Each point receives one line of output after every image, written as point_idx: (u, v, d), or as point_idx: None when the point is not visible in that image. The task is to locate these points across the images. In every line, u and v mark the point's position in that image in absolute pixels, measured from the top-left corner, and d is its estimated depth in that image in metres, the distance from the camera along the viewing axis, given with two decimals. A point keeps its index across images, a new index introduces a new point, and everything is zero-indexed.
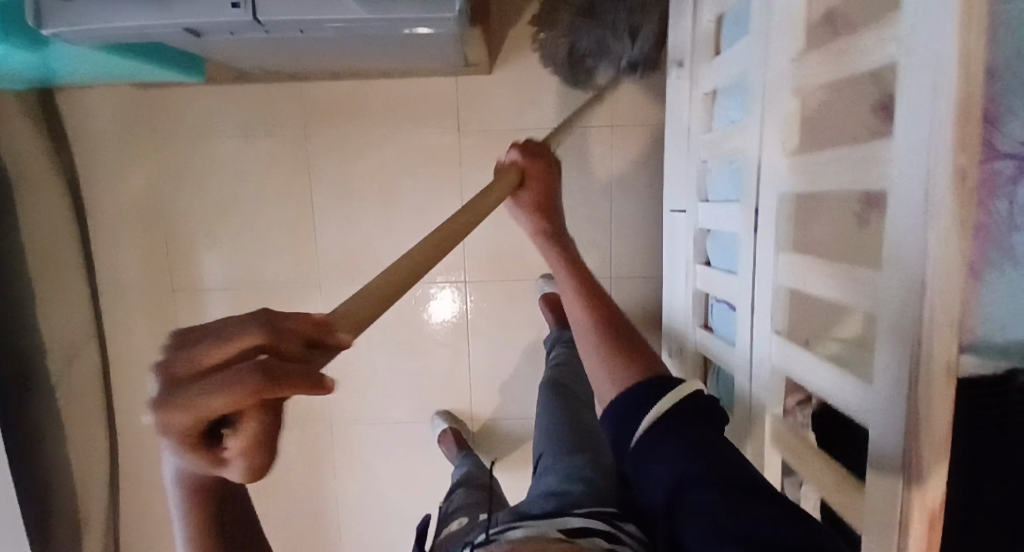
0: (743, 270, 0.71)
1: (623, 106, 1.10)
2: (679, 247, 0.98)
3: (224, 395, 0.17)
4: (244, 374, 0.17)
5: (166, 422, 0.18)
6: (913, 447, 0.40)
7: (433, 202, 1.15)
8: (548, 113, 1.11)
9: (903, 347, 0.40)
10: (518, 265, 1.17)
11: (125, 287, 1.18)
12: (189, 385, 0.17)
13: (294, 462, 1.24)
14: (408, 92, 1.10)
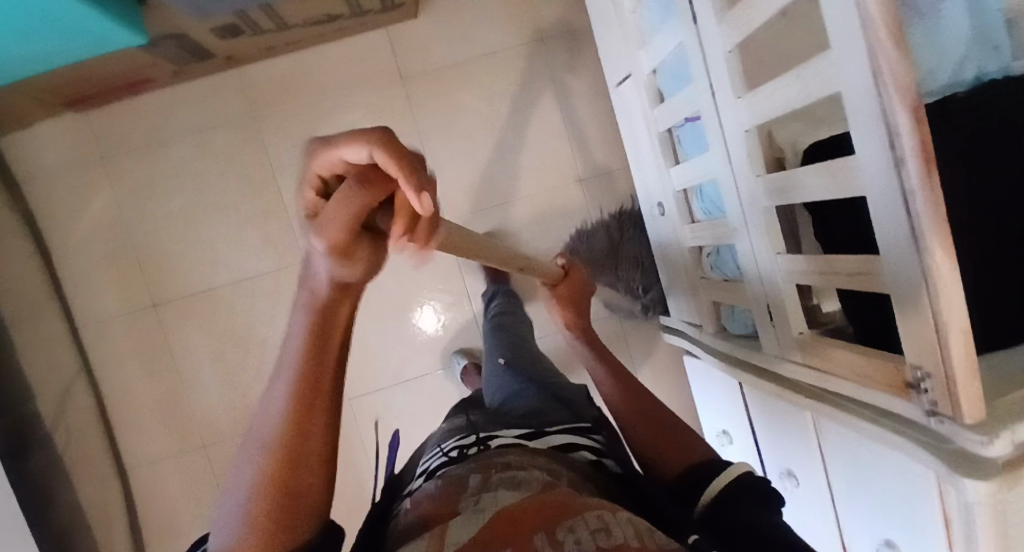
0: (698, 83, 0.71)
1: (549, 22, 1.17)
2: (634, 112, 0.98)
3: (352, 189, 0.19)
4: (369, 131, 0.17)
5: (300, 180, 0.21)
6: (896, 135, 0.42)
7: None
8: (481, 45, 1.16)
9: (855, 25, 0.42)
10: (492, 195, 1.21)
11: (109, 325, 1.15)
12: (325, 137, 0.19)
13: (329, 456, 1.24)
14: (348, 66, 1.14)
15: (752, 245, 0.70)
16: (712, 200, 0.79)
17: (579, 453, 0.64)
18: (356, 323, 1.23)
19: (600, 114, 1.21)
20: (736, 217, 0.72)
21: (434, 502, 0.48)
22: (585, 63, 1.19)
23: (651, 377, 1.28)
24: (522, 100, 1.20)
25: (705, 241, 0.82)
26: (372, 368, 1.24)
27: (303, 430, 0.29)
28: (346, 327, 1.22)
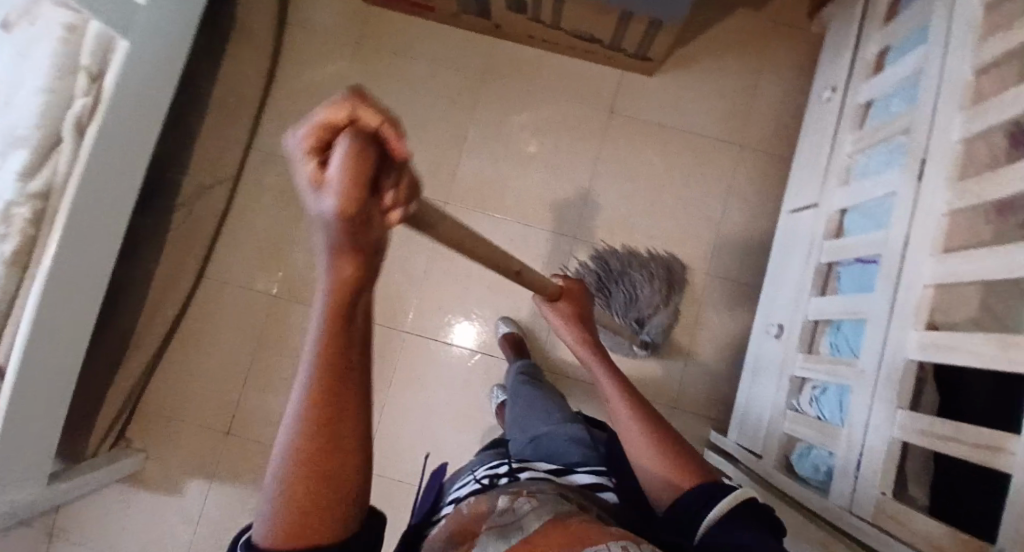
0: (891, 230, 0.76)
1: (756, 135, 1.28)
2: (799, 238, 1.03)
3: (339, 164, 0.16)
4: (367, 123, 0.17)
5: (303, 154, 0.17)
6: None
7: (566, 178, 1.29)
8: (689, 121, 1.29)
9: None
10: (626, 241, 1.28)
11: (275, 165, 1.30)
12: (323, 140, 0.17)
13: None
14: (572, 80, 1.30)
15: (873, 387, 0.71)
16: (853, 341, 0.80)
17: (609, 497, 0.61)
18: (452, 279, 1.29)
19: (758, 229, 1.26)
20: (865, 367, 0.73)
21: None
22: (763, 181, 1.27)
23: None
24: (696, 183, 1.28)
25: (822, 375, 0.82)
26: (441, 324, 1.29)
27: (339, 477, 0.25)
28: (441, 277, 1.29)
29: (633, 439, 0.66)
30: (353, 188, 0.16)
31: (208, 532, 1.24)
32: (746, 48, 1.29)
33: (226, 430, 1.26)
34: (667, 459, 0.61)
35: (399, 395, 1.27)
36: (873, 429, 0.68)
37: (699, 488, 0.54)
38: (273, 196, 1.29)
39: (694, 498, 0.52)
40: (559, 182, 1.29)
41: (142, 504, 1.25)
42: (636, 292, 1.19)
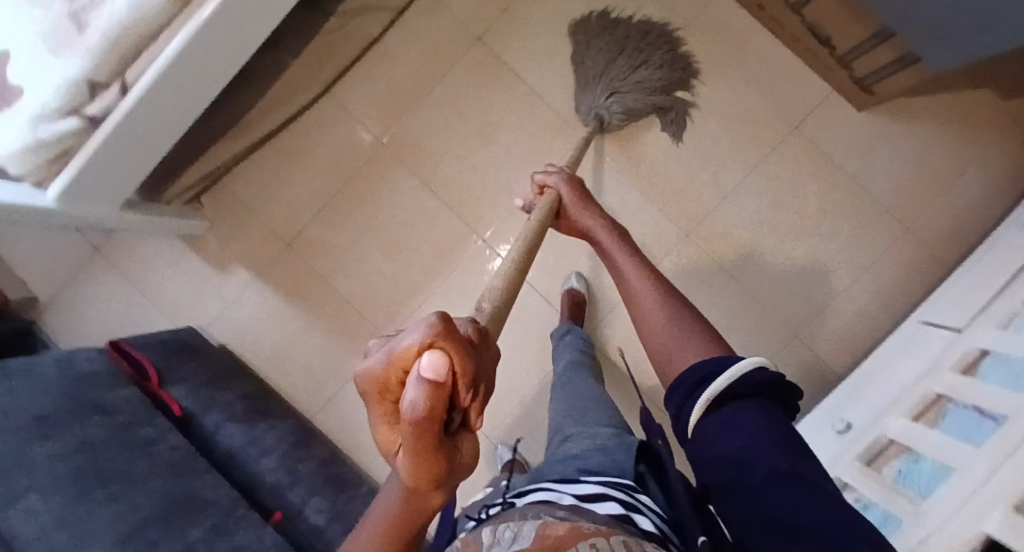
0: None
1: (928, 224, 1.14)
2: (917, 353, 0.95)
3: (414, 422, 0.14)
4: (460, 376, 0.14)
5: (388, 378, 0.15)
6: None
7: (708, 173, 1.19)
8: (865, 177, 1.15)
9: None
10: (732, 264, 1.19)
11: (436, 19, 1.23)
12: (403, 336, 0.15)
13: (426, 260, 1.27)
14: (769, 72, 1.16)
15: (920, 536, 0.68)
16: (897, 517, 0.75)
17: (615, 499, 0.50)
18: None
19: (871, 317, 1.16)
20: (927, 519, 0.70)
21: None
22: (905, 275, 1.14)
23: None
24: (836, 242, 1.16)
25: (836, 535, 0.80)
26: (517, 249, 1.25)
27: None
28: None
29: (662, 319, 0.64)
30: (428, 421, 0.14)
31: (236, 322, 1.32)
32: (971, 130, 1.11)
33: (288, 243, 1.30)
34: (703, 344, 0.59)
35: (450, 293, 1.27)
36: None
37: (701, 369, 0.53)
38: (420, 48, 1.24)
39: (705, 372, 0.53)
40: (698, 173, 1.19)
41: (191, 269, 1.32)
42: (619, 61, 1.13)
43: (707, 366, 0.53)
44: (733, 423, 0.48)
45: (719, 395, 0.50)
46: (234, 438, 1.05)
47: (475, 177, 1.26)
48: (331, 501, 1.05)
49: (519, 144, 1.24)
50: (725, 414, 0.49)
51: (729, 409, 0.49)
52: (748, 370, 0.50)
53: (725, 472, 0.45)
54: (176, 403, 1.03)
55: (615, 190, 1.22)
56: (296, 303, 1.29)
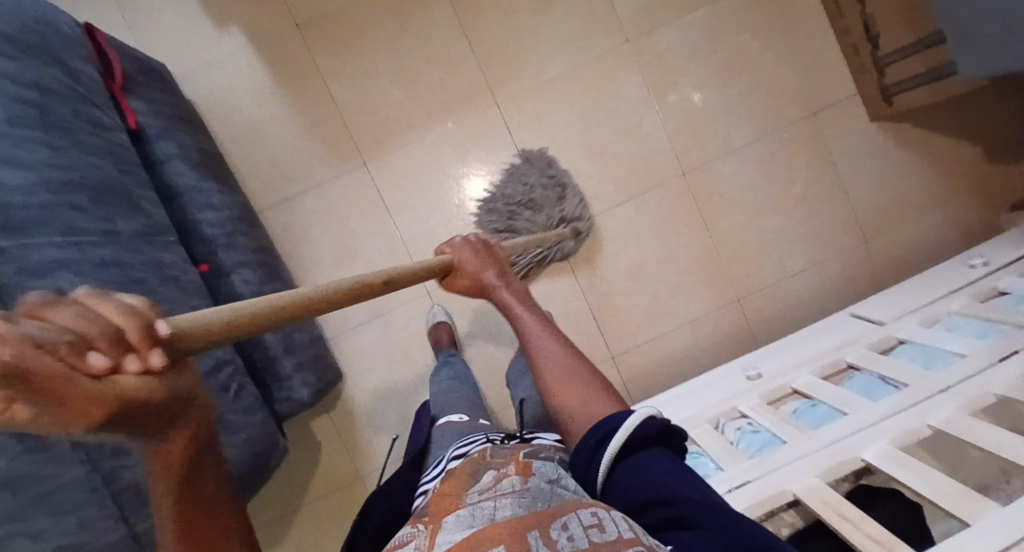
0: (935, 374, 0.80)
1: (885, 245, 1.25)
2: (839, 334, 1.06)
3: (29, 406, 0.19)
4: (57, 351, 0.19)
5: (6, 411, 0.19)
6: None
7: (723, 125, 1.23)
8: (851, 184, 1.24)
9: None
10: (712, 216, 1.25)
11: None
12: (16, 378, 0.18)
13: (437, 97, 1.23)
14: (810, 54, 1.21)
15: (801, 453, 0.77)
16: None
17: None
18: (566, 102, 1.24)
19: (807, 307, 1.26)
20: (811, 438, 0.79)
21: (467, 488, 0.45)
22: (849, 281, 1.25)
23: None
24: (806, 232, 1.25)
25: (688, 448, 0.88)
26: (526, 123, 1.24)
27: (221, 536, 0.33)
28: (559, 89, 1.24)
29: (568, 391, 0.61)
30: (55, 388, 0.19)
31: (214, 83, 1.22)
32: (948, 176, 1.23)
33: (298, 26, 1.21)
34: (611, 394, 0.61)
35: (446, 141, 1.24)
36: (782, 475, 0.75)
37: (603, 421, 0.54)
38: None
39: (602, 432, 0.53)
40: (715, 120, 1.23)
41: (184, 10, 1.21)
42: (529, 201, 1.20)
43: (603, 426, 0.53)
44: (645, 475, 0.49)
45: (628, 445, 0.51)
46: (186, 182, 0.97)
47: (510, 38, 1.23)
48: (259, 281, 1.01)
49: (564, 23, 1.22)
50: (640, 463, 0.50)
51: (645, 459, 0.50)
52: (644, 420, 0.52)
53: (647, 513, 0.46)
54: (133, 113, 0.93)
55: (637, 105, 1.24)
56: (287, 89, 1.22)
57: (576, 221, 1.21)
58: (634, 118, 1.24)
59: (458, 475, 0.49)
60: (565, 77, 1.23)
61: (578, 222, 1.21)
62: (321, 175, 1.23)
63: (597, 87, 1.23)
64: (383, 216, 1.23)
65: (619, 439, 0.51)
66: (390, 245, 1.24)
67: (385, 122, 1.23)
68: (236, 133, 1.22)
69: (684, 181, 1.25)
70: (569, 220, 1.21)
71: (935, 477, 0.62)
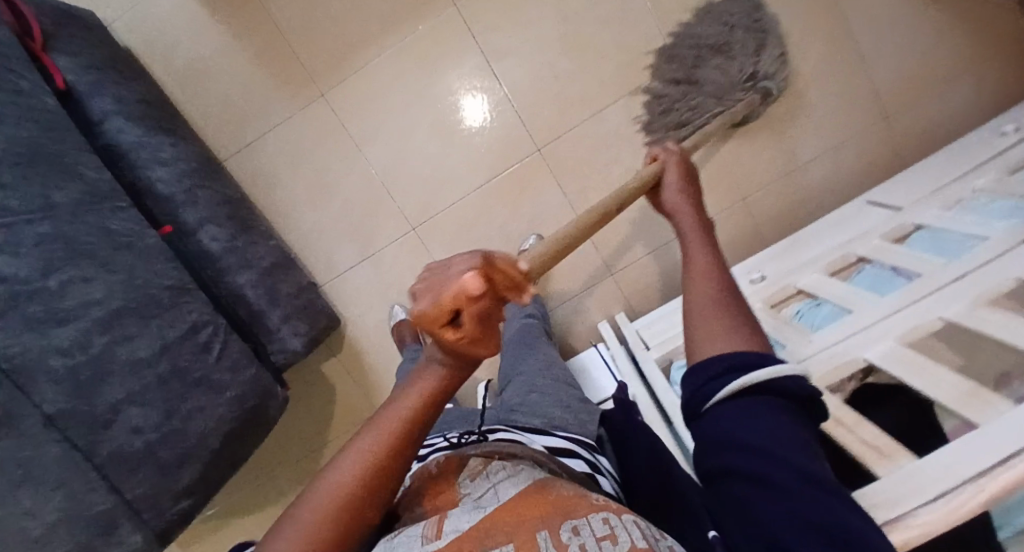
0: (954, 260, 0.72)
1: (908, 120, 1.12)
2: (853, 225, 0.98)
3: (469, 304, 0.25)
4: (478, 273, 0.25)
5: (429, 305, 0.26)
6: None
7: None
8: (872, 52, 1.08)
9: None
10: None
11: None
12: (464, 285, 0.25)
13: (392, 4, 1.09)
14: None
15: (796, 361, 0.74)
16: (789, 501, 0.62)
17: (580, 462, 0.54)
18: None
19: (819, 199, 1.17)
20: (811, 344, 0.74)
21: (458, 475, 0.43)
22: (868, 166, 1.14)
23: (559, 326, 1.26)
24: (820, 115, 1.12)
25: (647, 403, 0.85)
26: (495, 24, 1.09)
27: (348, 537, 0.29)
28: None
29: (697, 307, 0.46)
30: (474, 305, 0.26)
31: (146, 20, 1.10)
32: (984, 30, 1.07)
33: None
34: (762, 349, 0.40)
35: (409, 57, 1.11)
36: None
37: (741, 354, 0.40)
38: None
39: (727, 362, 0.40)
40: None
41: None
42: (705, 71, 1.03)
43: (721, 361, 0.40)
44: (749, 423, 0.37)
45: (746, 387, 0.38)
46: (132, 136, 0.90)
47: None
48: (231, 236, 0.96)
49: None
50: (745, 405, 0.38)
51: (750, 402, 0.38)
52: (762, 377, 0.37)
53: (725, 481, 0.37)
54: (58, 69, 0.85)
55: None
56: (227, 18, 1.10)
57: (767, 80, 1.03)
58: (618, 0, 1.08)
59: (455, 467, 0.45)
60: None
61: (767, 81, 1.03)
62: (282, 113, 1.14)
63: None
64: (354, 148, 1.15)
65: (738, 381, 0.38)
66: (367, 181, 1.17)
67: (339, 44, 1.11)
68: (183, 77, 1.12)
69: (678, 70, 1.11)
70: (759, 78, 1.03)
71: (937, 378, 0.57)
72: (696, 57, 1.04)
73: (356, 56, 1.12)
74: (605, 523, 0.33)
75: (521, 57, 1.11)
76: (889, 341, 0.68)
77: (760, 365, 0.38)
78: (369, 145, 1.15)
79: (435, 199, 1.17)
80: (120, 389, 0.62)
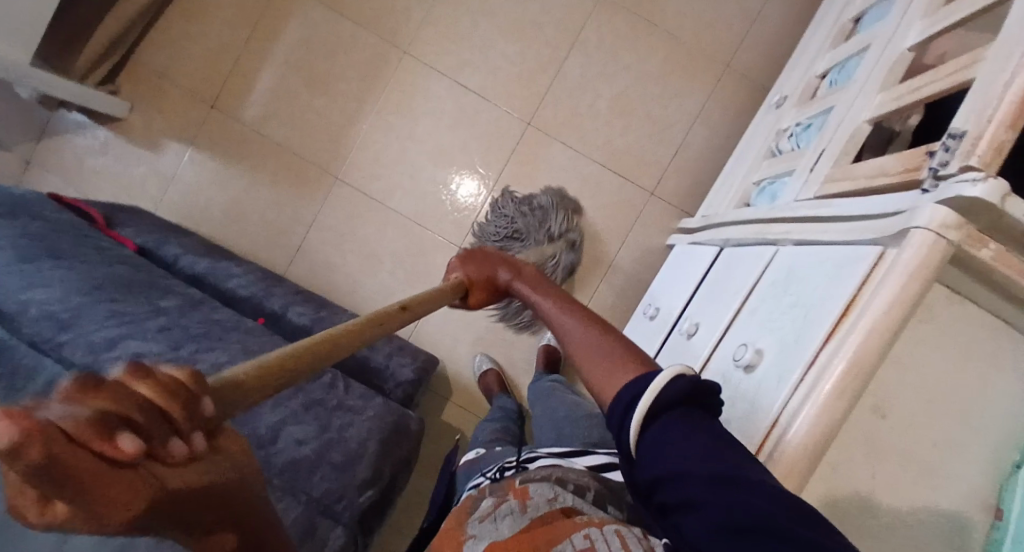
0: None
1: None
2: (833, 8, 0.99)
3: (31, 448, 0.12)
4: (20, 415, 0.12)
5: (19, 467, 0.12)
6: None
7: None
8: None
9: None
10: (650, 11, 1.22)
11: None
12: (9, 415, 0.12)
13: (356, 78, 1.26)
14: None
15: (857, 100, 0.70)
16: (797, 297, 0.57)
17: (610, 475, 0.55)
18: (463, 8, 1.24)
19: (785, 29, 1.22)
20: (858, 78, 0.72)
21: (469, 514, 0.47)
22: None
23: (634, 266, 1.24)
24: None
25: (746, 234, 0.79)
26: (441, 50, 1.25)
27: None
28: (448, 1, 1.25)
29: (591, 364, 0.50)
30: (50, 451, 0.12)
31: (181, 197, 1.27)
32: None
33: (212, 107, 1.27)
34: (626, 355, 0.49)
35: (388, 112, 1.26)
36: (850, 121, 0.68)
37: (626, 389, 0.44)
38: None
39: (626, 399, 0.44)
40: None
41: (121, 156, 1.27)
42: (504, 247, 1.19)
43: (626, 392, 0.44)
44: (666, 444, 0.40)
45: (648, 415, 0.42)
46: (201, 263, 1.00)
47: None
48: (313, 310, 1.03)
49: None
50: (659, 432, 0.41)
51: (659, 427, 0.41)
52: (666, 381, 0.42)
53: (667, 486, 0.38)
54: (127, 238, 0.98)
55: None
56: (239, 161, 1.27)
57: (554, 265, 1.17)
58: None
59: (452, 523, 0.47)
60: None
61: (555, 267, 1.17)
62: (312, 209, 1.26)
63: None
64: (379, 206, 1.26)
65: (642, 408, 0.42)
66: (404, 226, 1.25)
67: (329, 131, 1.26)
68: (225, 224, 1.27)
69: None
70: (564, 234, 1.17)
71: None
72: (513, 223, 1.18)
73: (346, 135, 1.26)
74: (617, 537, 0.39)
75: (475, 63, 1.24)
76: (916, 16, 0.66)
77: (662, 374, 0.43)
78: (391, 197, 1.26)
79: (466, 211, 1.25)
80: (271, 414, 0.64)
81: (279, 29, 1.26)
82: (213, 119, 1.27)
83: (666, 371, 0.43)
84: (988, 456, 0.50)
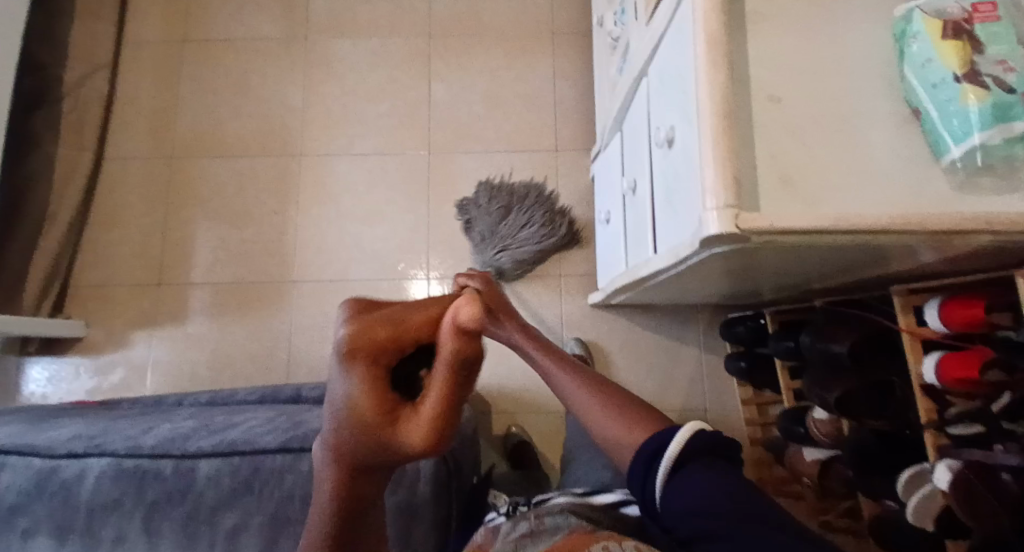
0: None
1: None
2: None
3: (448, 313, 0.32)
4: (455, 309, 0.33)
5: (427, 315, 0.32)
6: None
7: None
8: None
9: None
10: (473, 26, 1.45)
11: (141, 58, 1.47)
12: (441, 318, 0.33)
13: (272, 195, 1.39)
14: None
15: None
16: (670, 73, 0.64)
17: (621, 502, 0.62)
18: (330, 99, 1.43)
19: None
20: None
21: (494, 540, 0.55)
22: None
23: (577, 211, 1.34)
24: None
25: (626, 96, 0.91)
26: (329, 138, 1.41)
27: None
28: (317, 100, 1.43)
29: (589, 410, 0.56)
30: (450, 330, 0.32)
31: (165, 374, 1.30)
32: None
33: (159, 284, 1.35)
34: (619, 412, 0.54)
35: (311, 206, 1.38)
36: None
37: (647, 440, 0.49)
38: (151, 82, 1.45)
39: (651, 447, 0.49)
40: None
41: (96, 370, 1.30)
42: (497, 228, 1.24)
43: (648, 442, 0.49)
44: (688, 488, 0.44)
45: (678, 458, 0.47)
46: (205, 397, 1.01)
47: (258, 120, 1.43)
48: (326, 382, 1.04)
49: (272, 78, 1.45)
50: (686, 474, 0.46)
51: (686, 470, 0.46)
52: (687, 436, 0.47)
53: (685, 523, 0.43)
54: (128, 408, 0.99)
55: (360, 50, 1.45)
56: (203, 315, 1.33)
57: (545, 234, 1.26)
58: (361, 54, 1.45)
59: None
60: (310, 92, 1.44)
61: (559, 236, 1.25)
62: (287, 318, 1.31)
63: (331, 73, 1.44)
64: (342, 284, 1.33)
65: (670, 454, 0.47)
66: (372, 288, 1.32)
67: (269, 248, 1.36)
68: (215, 374, 1.29)
69: (434, 37, 1.45)
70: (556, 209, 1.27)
71: None
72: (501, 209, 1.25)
73: (285, 243, 1.36)
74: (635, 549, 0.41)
75: (362, 132, 1.41)
76: None
77: (686, 426, 0.48)
78: (349, 271, 1.34)
79: (417, 246, 1.34)
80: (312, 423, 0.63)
81: (190, 193, 1.39)
82: (165, 292, 1.34)
83: (689, 426, 0.49)
84: (884, 85, 0.56)
